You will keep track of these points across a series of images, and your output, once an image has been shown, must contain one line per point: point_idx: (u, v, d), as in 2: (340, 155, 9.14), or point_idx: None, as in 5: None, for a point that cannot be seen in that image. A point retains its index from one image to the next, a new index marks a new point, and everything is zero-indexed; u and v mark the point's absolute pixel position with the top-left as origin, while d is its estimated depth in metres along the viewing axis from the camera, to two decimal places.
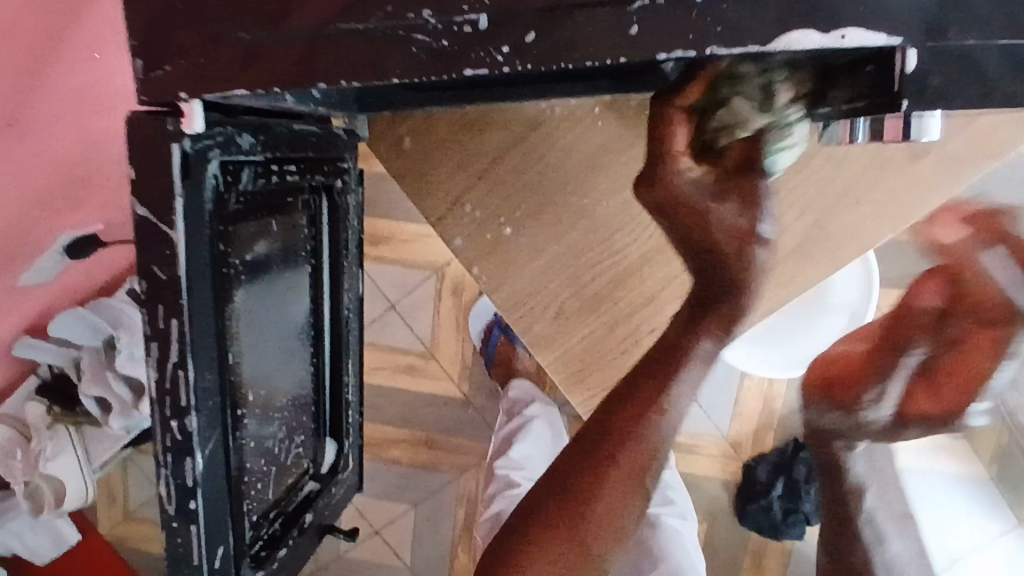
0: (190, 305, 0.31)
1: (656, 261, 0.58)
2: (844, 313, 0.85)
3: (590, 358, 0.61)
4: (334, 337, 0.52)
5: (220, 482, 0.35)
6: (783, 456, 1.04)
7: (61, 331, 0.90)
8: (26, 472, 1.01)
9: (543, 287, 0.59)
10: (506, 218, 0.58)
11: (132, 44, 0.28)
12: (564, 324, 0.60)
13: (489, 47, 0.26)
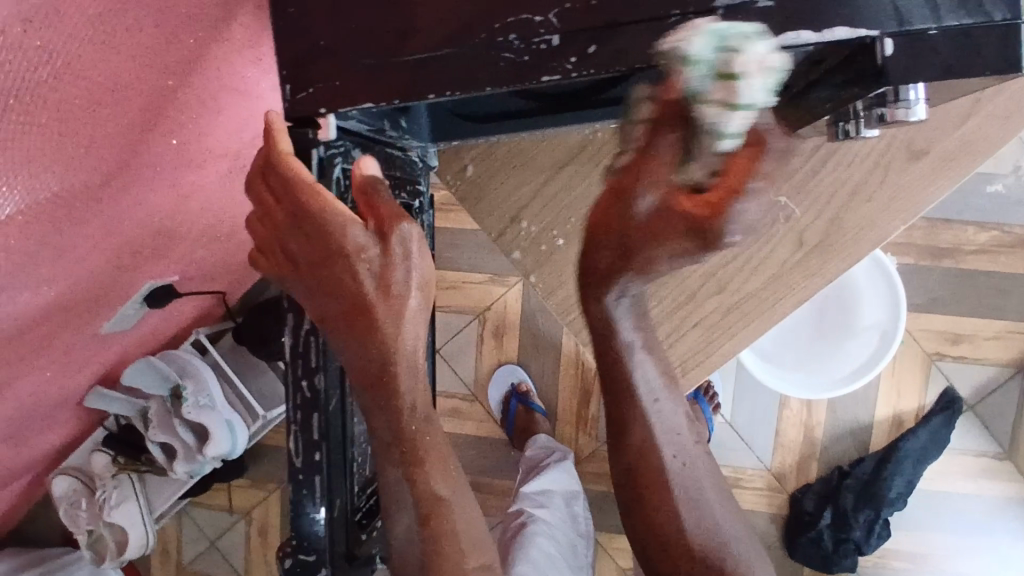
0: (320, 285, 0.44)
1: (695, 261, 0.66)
2: (874, 332, 0.89)
3: None
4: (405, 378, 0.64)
5: (339, 445, 0.44)
6: (828, 486, 1.04)
7: (134, 379, 0.98)
8: (92, 519, 1.10)
9: None
10: (558, 231, 0.66)
11: (285, 75, 0.42)
12: None
13: (561, 59, 0.38)
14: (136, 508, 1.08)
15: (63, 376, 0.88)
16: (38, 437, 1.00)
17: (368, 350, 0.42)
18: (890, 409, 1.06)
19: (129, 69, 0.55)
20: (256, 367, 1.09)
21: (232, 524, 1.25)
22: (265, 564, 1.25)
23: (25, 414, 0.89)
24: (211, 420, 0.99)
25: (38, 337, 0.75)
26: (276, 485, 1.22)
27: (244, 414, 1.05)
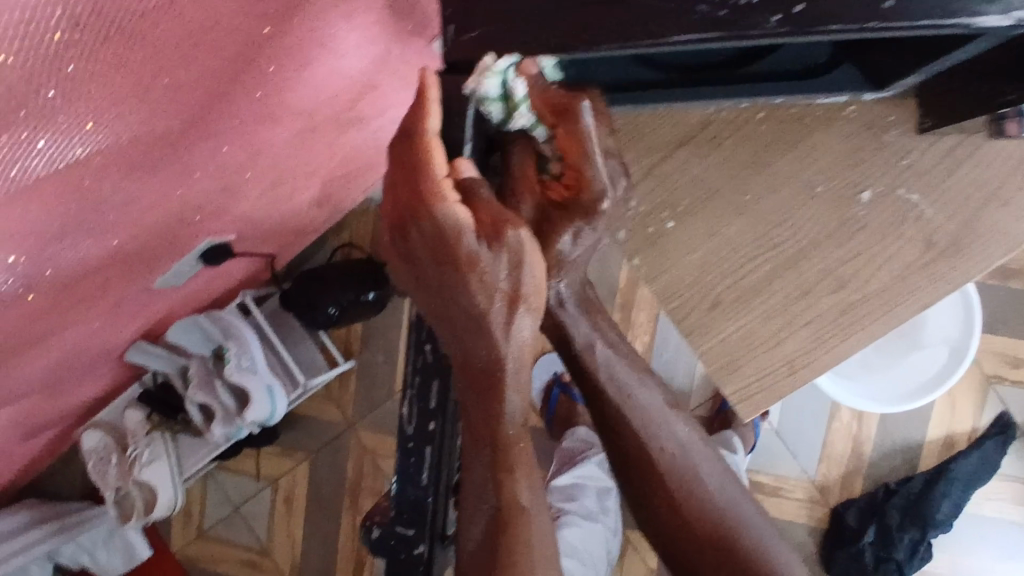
0: None
1: (823, 254, 0.54)
2: (943, 348, 0.86)
3: (744, 354, 0.58)
4: None
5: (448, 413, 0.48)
6: (873, 501, 1.01)
7: (179, 337, 0.97)
8: (122, 477, 1.08)
9: (696, 283, 0.57)
10: (669, 212, 0.56)
11: (448, 15, 0.39)
12: (716, 319, 0.57)
13: (765, 15, 0.32)
14: (166, 469, 1.07)
15: (108, 330, 0.86)
16: (74, 390, 0.98)
17: (455, 312, 0.43)
18: (943, 429, 1.02)
19: (225, 12, 0.52)
20: (297, 337, 1.11)
21: (258, 491, 1.24)
22: (288, 534, 1.24)
23: (67, 364, 0.87)
24: (254, 384, 0.98)
25: (92, 287, 0.73)
26: (306, 454, 1.21)
27: (285, 381, 1.06)
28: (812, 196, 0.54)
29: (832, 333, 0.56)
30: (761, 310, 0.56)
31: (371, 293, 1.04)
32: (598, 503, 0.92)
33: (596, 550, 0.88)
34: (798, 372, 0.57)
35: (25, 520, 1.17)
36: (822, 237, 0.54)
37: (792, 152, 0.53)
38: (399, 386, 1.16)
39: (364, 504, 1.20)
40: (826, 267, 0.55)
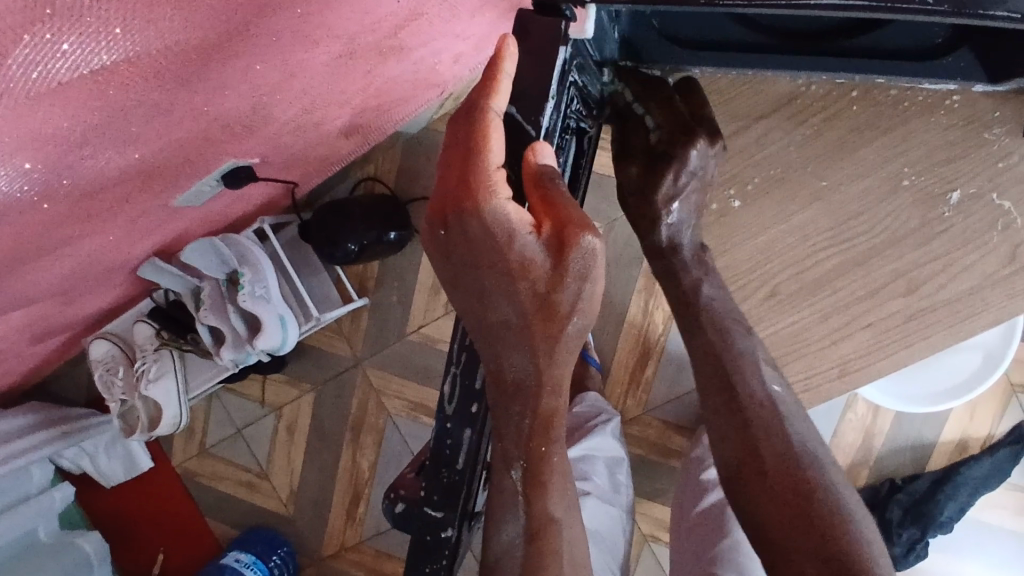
0: None
1: (889, 253, 0.55)
2: (977, 354, 0.83)
3: (796, 346, 0.59)
4: None
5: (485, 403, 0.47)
6: (876, 495, 1.00)
7: (194, 258, 0.94)
8: (128, 391, 1.08)
9: (760, 264, 0.58)
10: (735, 190, 0.57)
11: None
12: (776, 307, 0.58)
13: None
14: (172, 387, 1.06)
15: (123, 242, 0.84)
16: (82, 299, 0.96)
17: (494, 308, 0.41)
18: (958, 432, 1.00)
19: None
20: (312, 267, 1.09)
21: (262, 417, 1.24)
22: (288, 461, 1.25)
23: (79, 272, 0.86)
24: (267, 312, 0.96)
25: (108, 200, 0.70)
26: (312, 386, 1.20)
27: (297, 312, 1.04)
28: (898, 188, 0.54)
29: (887, 343, 0.57)
30: (819, 305, 0.57)
31: (394, 232, 1.02)
32: (608, 481, 0.89)
33: (604, 528, 0.85)
34: (848, 375, 0.58)
35: (29, 422, 1.19)
36: (901, 234, 0.55)
37: (871, 144, 0.54)
38: (410, 328, 1.14)
39: (365, 441, 1.20)
40: (900, 266, 0.55)
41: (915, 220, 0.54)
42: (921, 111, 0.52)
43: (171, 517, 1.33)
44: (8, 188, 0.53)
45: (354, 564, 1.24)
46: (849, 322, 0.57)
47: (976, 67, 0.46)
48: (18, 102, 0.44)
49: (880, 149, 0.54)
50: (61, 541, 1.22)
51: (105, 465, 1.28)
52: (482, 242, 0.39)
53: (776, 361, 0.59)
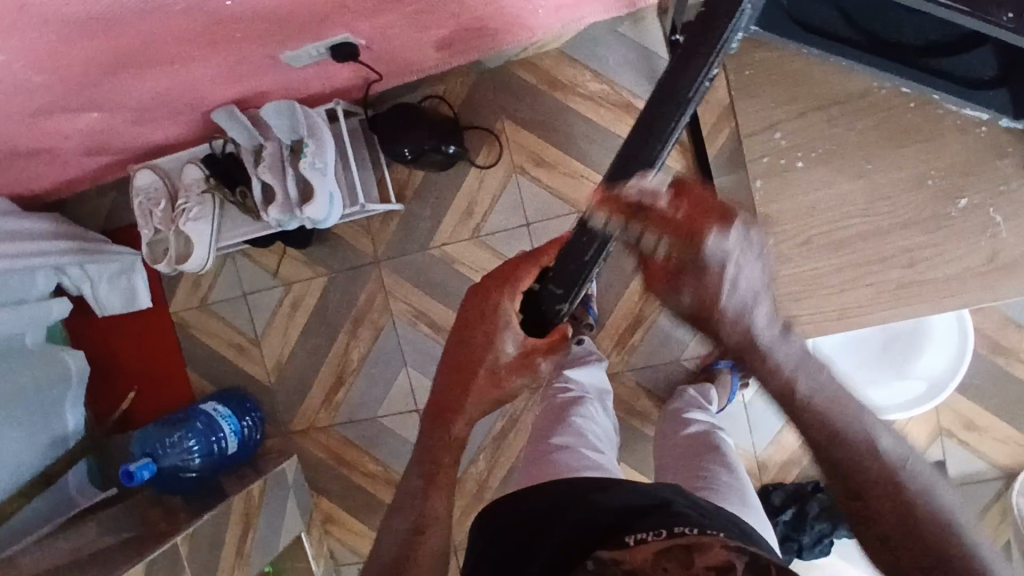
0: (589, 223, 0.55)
1: (908, 236, 0.58)
2: (922, 382, 0.96)
3: (810, 291, 0.60)
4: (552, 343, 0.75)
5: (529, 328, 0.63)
6: (800, 490, 1.11)
7: (269, 116, 1.02)
8: (165, 223, 1.14)
9: (803, 217, 0.59)
10: (804, 152, 0.57)
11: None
12: (804, 254, 0.59)
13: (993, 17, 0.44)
14: (208, 231, 1.12)
15: (220, 78, 0.92)
16: (153, 123, 1.03)
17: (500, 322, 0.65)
18: None
19: None
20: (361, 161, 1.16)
21: (270, 288, 1.32)
22: (284, 335, 1.33)
23: (170, 94, 0.93)
24: (320, 185, 1.03)
25: (236, 33, 0.78)
26: (326, 272, 1.29)
27: (345, 195, 1.11)
28: (919, 185, 0.57)
29: (884, 298, 0.59)
30: (840, 261, 0.59)
31: (451, 146, 1.11)
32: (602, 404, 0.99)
33: (605, 428, 0.94)
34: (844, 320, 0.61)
35: (49, 230, 1.23)
36: (913, 222, 0.58)
37: (929, 140, 0.56)
38: (434, 243, 1.23)
39: (363, 333, 1.29)
40: (904, 245, 0.58)
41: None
42: (960, 131, 0.56)
43: (153, 359, 1.38)
44: None
45: (318, 443, 1.33)
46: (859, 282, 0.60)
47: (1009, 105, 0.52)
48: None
49: (930, 149, 0.56)
50: (47, 351, 1.25)
51: (104, 294, 1.32)
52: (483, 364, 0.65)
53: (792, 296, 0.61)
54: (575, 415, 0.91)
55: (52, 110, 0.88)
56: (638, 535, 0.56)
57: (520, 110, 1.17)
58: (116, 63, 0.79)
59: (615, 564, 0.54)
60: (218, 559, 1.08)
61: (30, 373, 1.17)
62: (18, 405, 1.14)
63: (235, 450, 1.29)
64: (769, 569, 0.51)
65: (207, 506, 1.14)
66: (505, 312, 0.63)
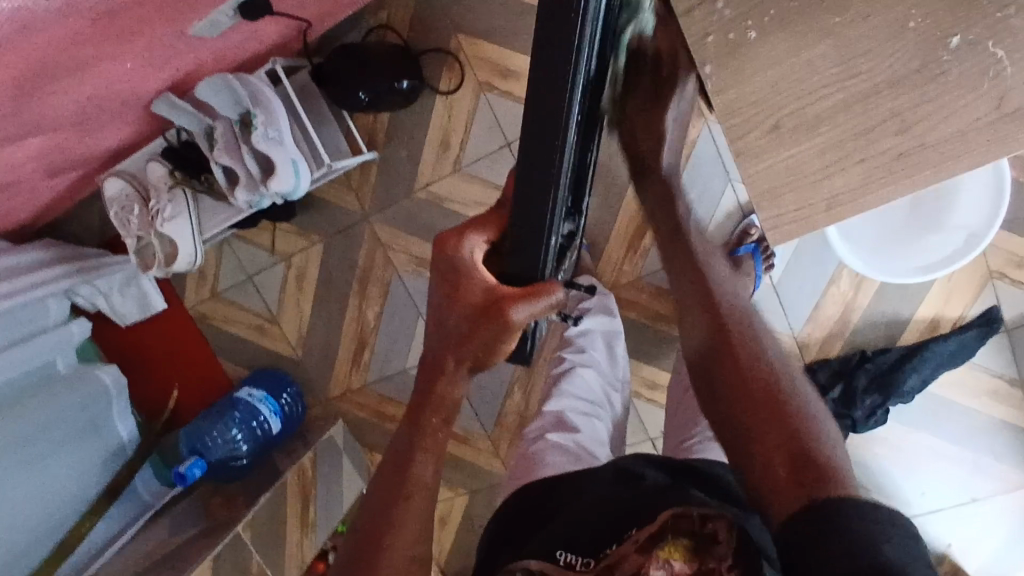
0: (536, 172, 0.45)
1: (886, 94, 0.54)
2: (956, 241, 0.88)
3: (796, 178, 0.61)
4: (542, 212, 0.48)
5: (531, 217, 0.48)
6: (846, 365, 1.05)
7: (207, 95, 0.95)
8: (144, 228, 1.10)
9: (772, 95, 0.57)
10: (752, 22, 0.54)
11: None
12: (779, 139, 0.59)
13: None
14: (187, 225, 1.08)
15: (139, 72, 0.86)
16: (98, 132, 0.99)
17: (451, 313, 0.56)
18: (932, 311, 1.04)
19: None
20: (321, 117, 1.09)
21: (272, 265, 1.30)
22: (297, 308, 1.31)
23: (99, 101, 0.88)
24: (279, 155, 0.97)
25: (128, 20, 0.72)
26: (320, 238, 1.25)
27: (309, 159, 1.05)
28: (903, 31, 0.51)
29: (875, 178, 0.58)
30: (820, 139, 0.58)
31: (406, 81, 1.02)
32: (606, 354, 0.95)
33: (604, 395, 0.91)
34: (834, 209, 0.61)
35: (46, 257, 1.22)
36: (898, 79, 0.53)
37: None
38: (418, 186, 1.17)
39: (372, 292, 1.26)
40: (896, 108, 0.55)
41: (918, 60, 0.53)
42: None
43: (185, 357, 1.40)
44: None
45: (358, 404, 1.34)
46: (844, 156, 0.58)
47: None
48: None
49: None
50: (81, 371, 1.24)
51: (119, 304, 1.32)
52: (453, 328, 0.57)
53: (769, 192, 0.62)
54: (568, 390, 0.88)
55: None
56: (570, 556, 0.59)
57: (473, 21, 1.06)
58: (23, 88, 0.74)
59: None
60: (282, 537, 1.12)
61: (69, 399, 1.16)
62: (60, 431, 1.13)
63: (281, 428, 1.31)
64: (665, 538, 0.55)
65: (263, 487, 1.17)
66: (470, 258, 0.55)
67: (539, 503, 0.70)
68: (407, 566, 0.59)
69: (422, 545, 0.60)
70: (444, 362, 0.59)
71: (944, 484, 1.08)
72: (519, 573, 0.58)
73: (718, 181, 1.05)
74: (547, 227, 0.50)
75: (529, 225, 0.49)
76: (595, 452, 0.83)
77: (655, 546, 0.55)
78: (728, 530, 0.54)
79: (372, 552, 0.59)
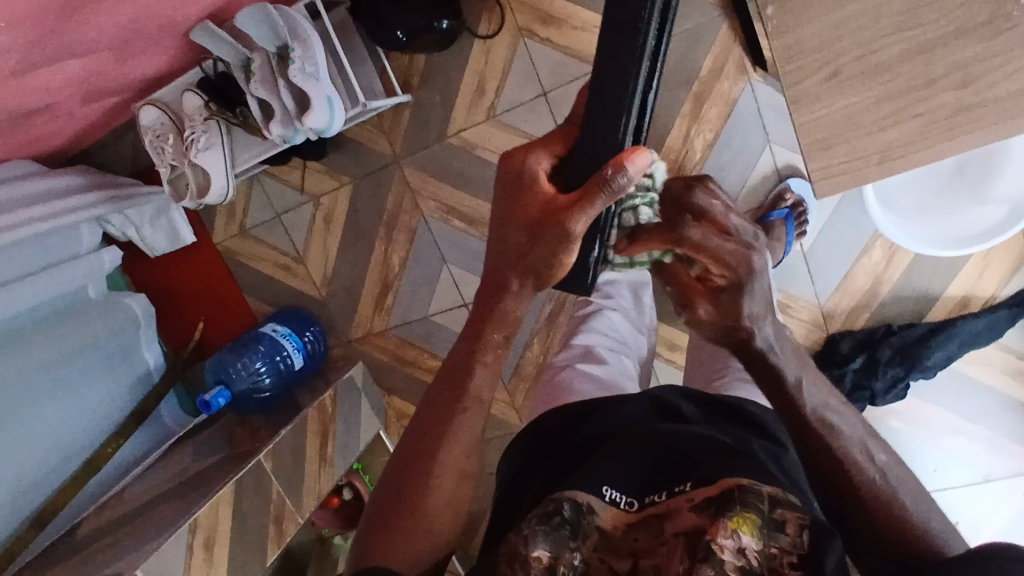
0: (624, 33, 0.47)
1: (948, 45, 0.56)
2: (1002, 208, 0.87)
3: (849, 128, 0.59)
4: (630, 75, 0.48)
5: (614, 85, 0.49)
6: (870, 337, 1.04)
7: (245, 25, 0.94)
8: (178, 158, 1.10)
9: (832, 40, 0.58)
10: None
11: None
12: (835, 87, 0.59)
13: None
14: (221, 157, 1.09)
15: None
16: (137, 57, 0.99)
17: (511, 224, 0.56)
18: (963, 289, 1.03)
19: None
20: (358, 56, 1.08)
21: (300, 204, 1.30)
22: (323, 248, 1.32)
23: (139, 24, 0.88)
24: (315, 91, 0.97)
25: None
26: (350, 180, 1.25)
27: (344, 98, 1.05)
28: None
29: (931, 132, 0.58)
30: (877, 90, 0.58)
31: (445, 21, 1.00)
32: (633, 302, 0.95)
33: (629, 338, 0.92)
34: (887, 162, 0.60)
35: (81, 184, 1.23)
36: (963, 30, 0.55)
37: None
38: (450, 131, 1.16)
39: (398, 237, 1.26)
40: (957, 61, 0.56)
41: (982, 15, 0.55)
42: None
43: (211, 291, 1.42)
44: None
45: (379, 347, 1.35)
46: (903, 108, 0.58)
47: None
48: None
49: None
50: (110, 299, 1.26)
51: (150, 235, 1.33)
52: (515, 241, 0.56)
53: (821, 142, 0.60)
54: (592, 329, 0.90)
55: (27, 68, 0.85)
56: (615, 494, 0.59)
57: None
58: None
59: (591, 515, 0.57)
60: (301, 469, 1.15)
61: (100, 327, 1.18)
62: (90, 355, 1.16)
63: (304, 364, 1.33)
64: (736, 506, 0.52)
65: (283, 420, 1.20)
66: (535, 167, 0.55)
67: (568, 441, 0.70)
68: (456, 481, 0.63)
69: (470, 460, 0.64)
70: (504, 280, 0.59)
71: (959, 462, 1.08)
72: (566, 502, 0.57)
73: (756, 142, 1.03)
74: (633, 98, 0.49)
75: (613, 99, 0.49)
76: (623, 384, 0.84)
77: (719, 517, 0.52)
78: (796, 515, 0.52)
79: (424, 468, 0.62)
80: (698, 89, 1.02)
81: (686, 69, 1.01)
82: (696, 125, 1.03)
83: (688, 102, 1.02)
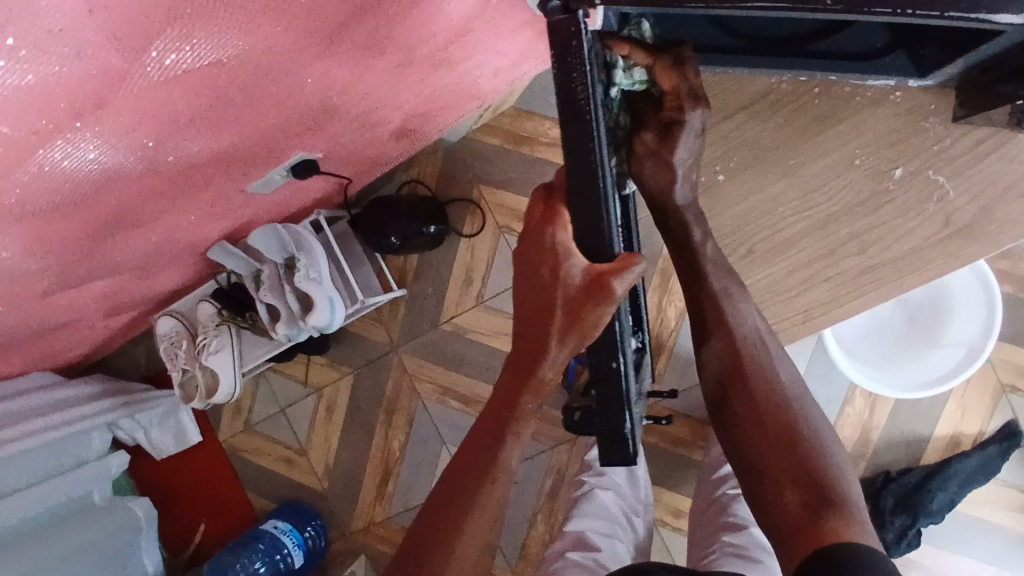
0: (589, 157, 0.49)
1: (844, 220, 0.69)
2: (960, 348, 0.93)
3: (774, 291, 0.72)
4: (595, 193, 0.51)
5: (586, 204, 0.51)
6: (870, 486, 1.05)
7: (257, 241, 1.06)
8: (189, 361, 1.19)
9: (743, 225, 0.70)
10: (721, 167, 0.69)
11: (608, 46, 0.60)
12: (755, 261, 0.71)
13: None
14: (229, 359, 1.17)
15: (201, 222, 0.99)
16: (159, 275, 1.11)
17: (532, 326, 0.58)
18: (950, 429, 1.05)
19: None
20: (357, 259, 1.21)
21: (304, 397, 1.36)
22: (325, 439, 1.35)
23: (162, 248, 1.01)
24: (318, 294, 1.07)
25: (198, 179, 0.85)
26: (351, 369, 1.32)
27: (344, 296, 1.16)
28: (851, 167, 0.67)
29: (845, 288, 0.71)
30: (790, 259, 0.70)
31: (433, 226, 1.14)
32: (628, 479, 0.96)
33: (621, 515, 0.92)
34: (809, 318, 0.72)
35: (95, 392, 1.30)
36: (852, 205, 0.68)
37: (836, 127, 0.66)
38: (443, 318, 1.25)
39: (398, 421, 1.30)
40: (851, 233, 0.69)
41: (865, 192, 0.67)
42: (872, 104, 0.65)
43: (214, 491, 1.43)
44: (114, 151, 0.67)
45: (380, 537, 1.32)
46: (813, 273, 0.71)
47: (909, 67, 0.60)
48: (150, 77, 0.59)
49: (838, 135, 0.67)
50: (113, 503, 1.28)
51: (157, 436, 1.37)
52: (532, 343, 0.58)
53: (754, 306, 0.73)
54: (585, 510, 0.91)
55: (58, 288, 0.95)
56: None
57: (492, 174, 1.19)
58: (102, 235, 0.86)
59: None
60: None
61: (100, 529, 1.19)
62: (86, 565, 1.14)
63: (302, 562, 1.30)
64: None
65: None
66: (546, 261, 0.56)
67: None
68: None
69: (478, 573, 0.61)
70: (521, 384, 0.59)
71: None
72: None
73: None
74: (607, 216, 0.52)
75: (590, 222, 0.53)
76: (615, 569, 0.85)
77: None
78: None
79: (446, 546, 0.60)
80: (664, 265, 1.12)
81: (650, 249, 1.12)
82: (666, 296, 1.12)
83: (656, 276, 1.13)
